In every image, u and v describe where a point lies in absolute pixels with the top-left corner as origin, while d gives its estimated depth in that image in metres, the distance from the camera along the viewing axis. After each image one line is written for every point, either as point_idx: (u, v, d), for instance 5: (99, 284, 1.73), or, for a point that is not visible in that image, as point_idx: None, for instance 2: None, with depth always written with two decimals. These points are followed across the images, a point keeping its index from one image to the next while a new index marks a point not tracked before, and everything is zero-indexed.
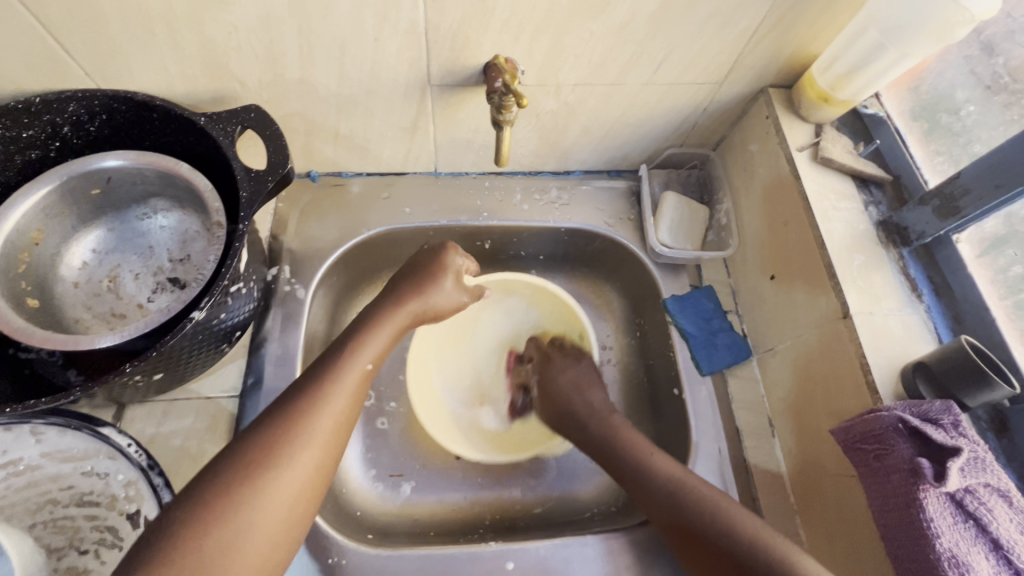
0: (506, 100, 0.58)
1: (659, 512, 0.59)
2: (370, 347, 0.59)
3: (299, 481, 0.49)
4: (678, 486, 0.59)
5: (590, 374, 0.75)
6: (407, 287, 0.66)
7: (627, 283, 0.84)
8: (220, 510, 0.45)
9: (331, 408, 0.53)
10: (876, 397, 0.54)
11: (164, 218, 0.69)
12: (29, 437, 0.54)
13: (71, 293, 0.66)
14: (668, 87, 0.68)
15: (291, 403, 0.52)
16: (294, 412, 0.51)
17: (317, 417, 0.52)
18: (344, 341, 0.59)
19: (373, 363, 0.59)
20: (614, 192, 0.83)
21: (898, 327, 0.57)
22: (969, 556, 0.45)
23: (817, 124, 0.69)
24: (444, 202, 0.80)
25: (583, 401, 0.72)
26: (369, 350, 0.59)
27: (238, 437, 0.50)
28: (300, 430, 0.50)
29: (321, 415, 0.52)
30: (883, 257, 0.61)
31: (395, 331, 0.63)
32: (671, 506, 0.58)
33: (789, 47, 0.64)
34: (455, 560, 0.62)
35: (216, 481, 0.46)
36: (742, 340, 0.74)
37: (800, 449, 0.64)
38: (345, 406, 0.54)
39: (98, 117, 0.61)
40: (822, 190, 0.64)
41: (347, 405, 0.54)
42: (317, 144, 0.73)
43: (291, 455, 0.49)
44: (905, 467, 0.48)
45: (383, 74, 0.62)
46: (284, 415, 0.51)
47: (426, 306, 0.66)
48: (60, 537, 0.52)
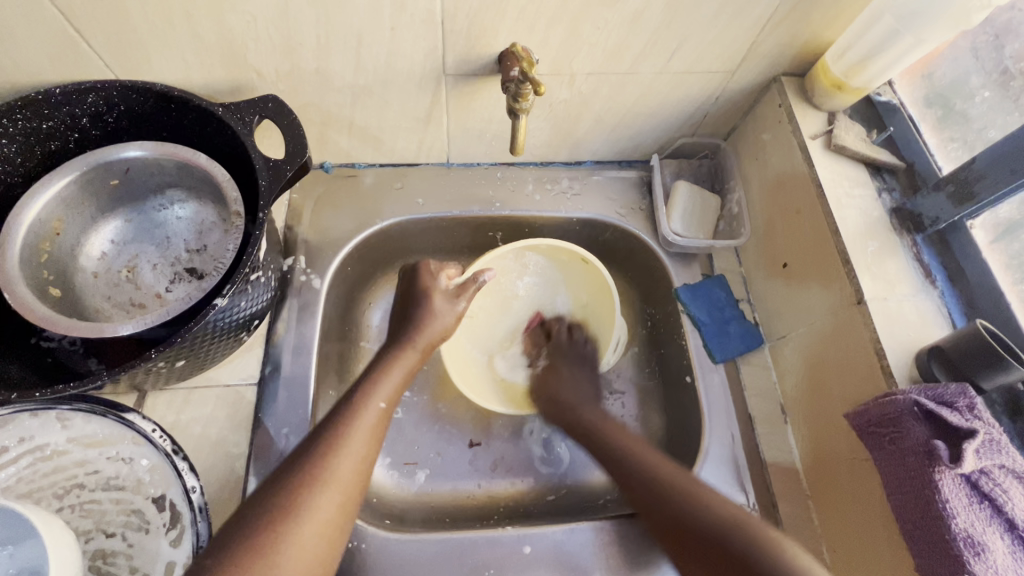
0: (523, 88, 0.59)
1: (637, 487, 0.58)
2: (383, 387, 0.59)
3: (321, 534, 0.48)
4: (656, 472, 0.58)
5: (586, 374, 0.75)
6: (414, 326, 0.65)
7: (639, 272, 0.85)
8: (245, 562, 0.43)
9: (347, 455, 0.52)
10: (891, 381, 0.54)
11: (181, 209, 0.70)
12: (55, 423, 0.55)
13: (90, 283, 0.66)
14: (681, 76, 0.68)
15: (308, 451, 0.51)
16: (312, 458, 0.50)
17: (334, 464, 0.51)
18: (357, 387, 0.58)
19: (388, 402, 0.58)
20: (625, 182, 0.84)
21: (913, 313, 0.58)
22: (984, 536, 0.46)
23: (830, 113, 0.69)
24: (456, 193, 0.81)
25: (574, 394, 0.72)
26: (381, 390, 0.58)
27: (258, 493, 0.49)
28: (319, 475, 0.49)
29: (339, 457, 0.51)
30: (897, 244, 0.61)
31: (406, 373, 0.62)
32: (646, 485, 0.57)
33: (802, 35, 0.64)
34: (473, 545, 0.63)
35: (239, 535, 0.45)
36: (754, 329, 0.75)
37: (813, 435, 0.65)
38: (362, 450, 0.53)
39: (117, 108, 0.61)
40: (835, 177, 0.65)
41: (364, 449, 0.53)
42: (332, 135, 0.73)
43: (312, 501, 0.48)
44: (921, 449, 0.49)
45: (399, 64, 0.62)
46: (303, 464, 0.50)
47: (434, 332, 0.65)
48: (88, 521, 0.53)
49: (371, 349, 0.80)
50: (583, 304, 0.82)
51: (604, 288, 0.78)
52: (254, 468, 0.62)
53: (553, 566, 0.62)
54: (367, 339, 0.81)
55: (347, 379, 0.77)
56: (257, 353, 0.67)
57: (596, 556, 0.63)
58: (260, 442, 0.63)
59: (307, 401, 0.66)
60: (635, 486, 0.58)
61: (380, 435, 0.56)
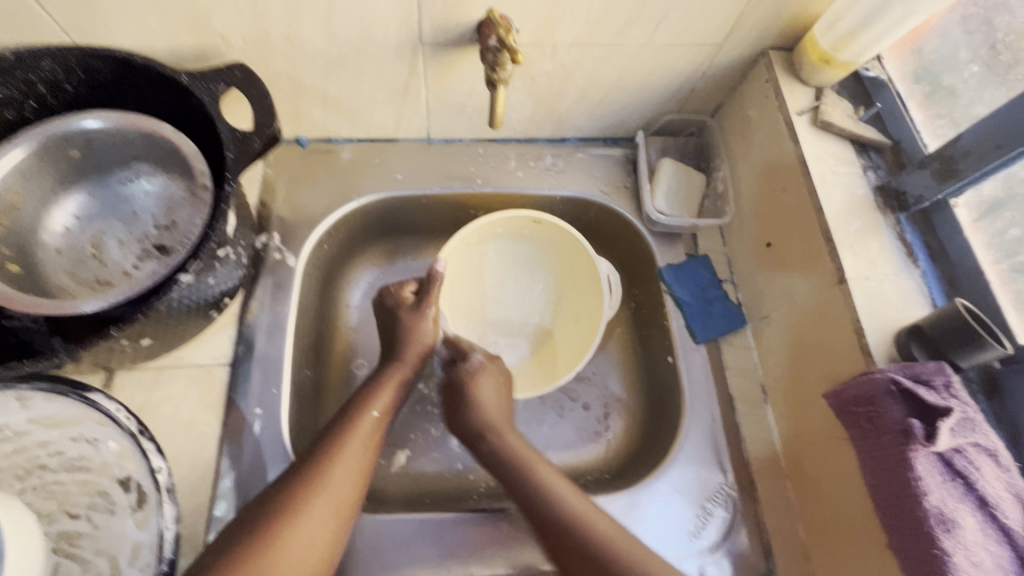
0: (501, 57, 0.57)
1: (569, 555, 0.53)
2: (376, 397, 0.62)
3: (322, 538, 0.50)
4: (570, 513, 0.54)
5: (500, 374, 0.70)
6: (405, 342, 0.68)
7: (622, 251, 0.84)
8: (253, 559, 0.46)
9: (348, 463, 0.55)
10: (870, 360, 0.54)
11: (148, 182, 0.67)
12: (14, 402, 0.53)
13: (53, 259, 0.64)
14: (667, 48, 0.66)
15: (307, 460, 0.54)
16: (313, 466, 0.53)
17: (333, 475, 0.53)
18: (353, 402, 0.61)
19: (381, 411, 0.61)
20: (610, 160, 0.82)
21: (894, 293, 0.57)
22: (956, 512, 0.46)
23: (818, 88, 0.68)
24: (436, 169, 0.79)
25: (478, 409, 0.66)
26: (376, 399, 0.61)
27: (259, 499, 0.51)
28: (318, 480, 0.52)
29: (338, 464, 0.54)
30: (881, 223, 0.60)
31: (398, 386, 0.65)
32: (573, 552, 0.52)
33: (791, 7, 0.62)
34: (451, 524, 0.63)
35: (243, 538, 0.47)
36: (736, 309, 0.74)
37: (792, 416, 0.65)
38: (360, 460, 0.56)
39: (76, 74, 0.58)
40: (821, 155, 0.64)
41: (360, 461, 0.56)
42: (306, 107, 0.71)
43: (314, 504, 0.51)
44: (897, 427, 0.49)
45: (373, 32, 0.60)
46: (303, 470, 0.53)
47: (419, 345, 0.68)
48: (51, 502, 0.51)
49: (351, 329, 0.79)
50: (566, 270, 0.80)
51: (575, 246, 0.76)
52: (227, 449, 0.60)
53: (531, 547, 0.62)
54: (346, 319, 0.79)
55: (325, 360, 0.75)
56: (229, 332, 0.66)
57: None
58: (233, 423, 0.61)
59: (281, 380, 0.65)
60: (571, 549, 0.53)
61: (376, 448, 0.59)
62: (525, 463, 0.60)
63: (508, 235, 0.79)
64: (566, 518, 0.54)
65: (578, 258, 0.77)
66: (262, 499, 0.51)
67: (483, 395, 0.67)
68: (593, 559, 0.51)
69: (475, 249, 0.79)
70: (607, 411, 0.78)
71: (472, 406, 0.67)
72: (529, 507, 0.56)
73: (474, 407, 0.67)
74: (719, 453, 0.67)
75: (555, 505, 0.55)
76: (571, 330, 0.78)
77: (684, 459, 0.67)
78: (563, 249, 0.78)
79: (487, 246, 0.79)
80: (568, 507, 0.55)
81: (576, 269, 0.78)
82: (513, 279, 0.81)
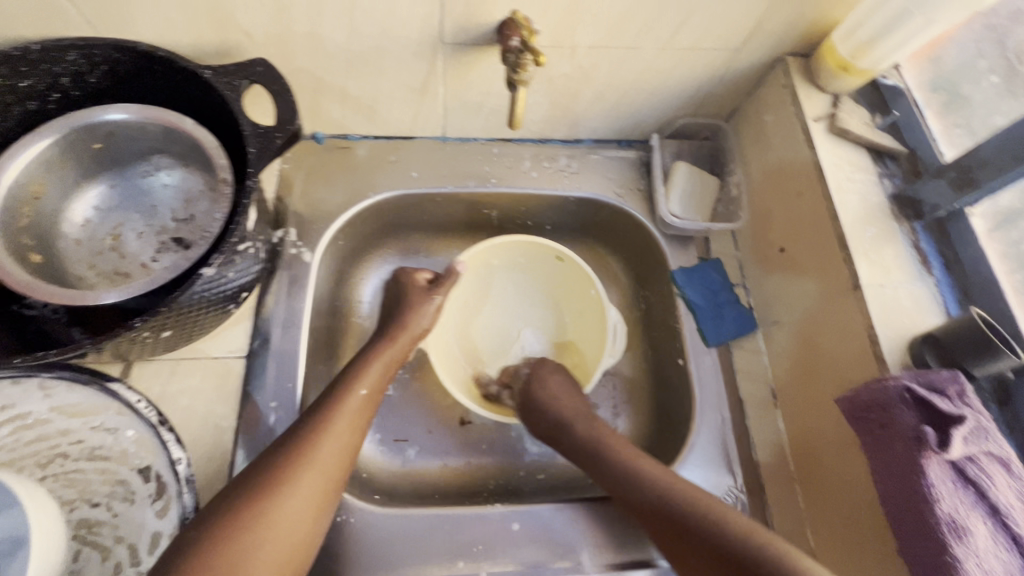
0: (523, 59, 0.57)
1: (641, 505, 0.59)
2: (367, 375, 0.61)
3: (301, 513, 0.50)
4: (706, 511, 0.55)
5: (569, 388, 0.72)
6: (399, 324, 0.69)
7: (632, 255, 0.84)
8: (230, 531, 0.46)
9: (330, 439, 0.54)
10: (883, 367, 0.54)
11: (168, 176, 0.68)
12: (37, 391, 0.54)
13: (73, 250, 0.64)
14: (685, 52, 0.67)
15: (293, 434, 0.54)
16: (296, 441, 0.53)
17: (320, 444, 0.53)
18: (342, 378, 0.61)
19: (370, 390, 0.60)
20: (624, 162, 0.82)
21: (908, 301, 0.57)
22: (968, 520, 0.47)
23: (835, 95, 0.68)
24: (452, 167, 0.79)
25: (570, 407, 0.70)
26: (365, 378, 0.61)
27: (244, 472, 0.51)
28: (300, 455, 0.52)
29: (320, 440, 0.54)
30: (895, 230, 0.61)
31: (387, 365, 0.64)
32: (650, 508, 0.58)
33: (810, 13, 0.62)
34: (461, 521, 0.63)
35: (223, 509, 0.48)
36: (748, 312, 0.74)
37: (801, 418, 0.65)
38: (348, 430, 0.56)
39: (100, 67, 0.59)
40: (836, 161, 0.64)
41: (344, 438, 0.55)
42: (324, 104, 0.71)
43: (294, 478, 0.51)
44: (910, 434, 0.50)
45: (394, 30, 0.60)
46: (288, 445, 0.53)
47: (412, 331, 0.69)
48: (71, 490, 0.52)
49: (364, 325, 0.80)
50: (561, 287, 0.83)
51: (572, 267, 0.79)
52: (243, 441, 0.61)
53: (541, 544, 0.63)
54: (358, 315, 0.80)
55: (338, 355, 0.76)
56: (245, 326, 0.66)
57: (584, 535, 0.64)
58: (249, 416, 0.62)
59: (296, 374, 0.65)
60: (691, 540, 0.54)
61: (366, 421, 0.59)
62: (613, 445, 0.65)
63: (508, 264, 0.83)
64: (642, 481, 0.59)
65: (582, 284, 0.79)
66: (246, 472, 0.51)
67: (552, 390, 0.72)
68: (682, 527, 0.55)
69: (483, 279, 0.83)
70: (616, 412, 0.79)
71: (549, 399, 0.71)
72: (650, 512, 0.58)
73: (562, 401, 0.70)
74: (728, 455, 0.68)
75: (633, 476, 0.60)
76: (587, 334, 0.81)
77: (695, 462, 0.67)
78: (571, 279, 0.81)
79: (497, 274, 0.83)
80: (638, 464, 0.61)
81: (581, 297, 0.81)
82: (515, 306, 0.84)
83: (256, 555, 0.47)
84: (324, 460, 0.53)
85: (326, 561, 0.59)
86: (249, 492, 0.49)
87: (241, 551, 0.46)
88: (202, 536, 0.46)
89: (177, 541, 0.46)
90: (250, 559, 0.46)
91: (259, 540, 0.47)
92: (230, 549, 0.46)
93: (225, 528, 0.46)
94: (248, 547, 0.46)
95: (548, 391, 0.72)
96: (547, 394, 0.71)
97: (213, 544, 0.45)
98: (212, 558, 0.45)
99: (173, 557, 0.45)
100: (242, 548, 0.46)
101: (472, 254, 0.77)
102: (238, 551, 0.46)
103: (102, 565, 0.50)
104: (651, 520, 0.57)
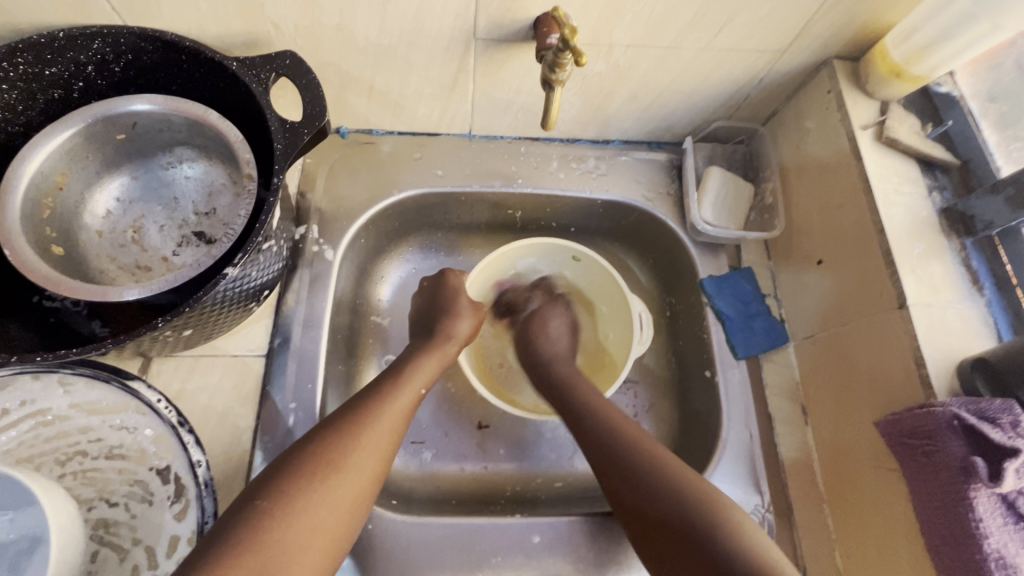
0: (562, 57, 0.55)
1: (597, 454, 0.57)
2: (420, 372, 0.61)
3: (345, 501, 0.49)
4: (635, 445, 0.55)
5: (563, 328, 0.75)
6: (449, 322, 0.69)
7: (657, 260, 0.82)
8: (278, 510, 0.45)
9: (381, 429, 0.54)
10: (929, 392, 0.52)
11: (190, 168, 0.66)
12: (57, 387, 0.53)
13: (95, 242, 0.64)
14: (727, 53, 0.64)
15: (341, 419, 0.53)
16: (346, 426, 0.52)
17: (368, 432, 0.52)
18: (391, 371, 0.61)
19: (425, 388, 0.61)
20: (654, 165, 0.80)
21: (956, 321, 0.55)
22: (1016, 557, 0.45)
23: (883, 102, 0.65)
24: (477, 166, 0.77)
25: (554, 349, 0.71)
26: (418, 375, 0.61)
27: (290, 451, 0.50)
28: (352, 441, 0.51)
29: (374, 428, 0.53)
30: (945, 247, 0.58)
31: (438, 364, 0.64)
32: (601, 445, 0.57)
33: (862, 15, 0.59)
34: (481, 531, 0.62)
35: (271, 488, 0.47)
36: (779, 325, 0.72)
37: (833, 439, 0.63)
38: (394, 419, 0.55)
39: (125, 57, 0.57)
40: (884, 172, 0.61)
41: (393, 431, 0.55)
42: (350, 98, 0.69)
43: (344, 463, 0.50)
44: (957, 464, 0.47)
45: (427, 25, 0.58)
46: (337, 429, 0.52)
47: (456, 335, 0.68)
48: (90, 489, 0.52)
49: (383, 324, 0.78)
50: (581, 287, 0.82)
51: (591, 263, 0.78)
52: (261, 442, 0.60)
53: (561, 557, 0.61)
54: (377, 313, 0.78)
55: (357, 355, 0.74)
56: (266, 324, 0.65)
57: (606, 550, 0.62)
58: (267, 416, 0.61)
59: (316, 374, 0.64)
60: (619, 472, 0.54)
61: (411, 416, 0.58)
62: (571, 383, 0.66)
63: (530, 273, 0.82)
64: (608, 429, 0.58)
65: (609, 289, 0.78)
66: (293, 451, 0.50)
67: (550, 336, 0.73)
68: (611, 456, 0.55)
69: (504, 290, 0.82)
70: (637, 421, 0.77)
71: (542, 343, 0.72)
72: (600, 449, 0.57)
73: (547, 345, 0.72)
74: (756, 471, 0.66)
75: (601, 420, 0.59)
76: (614, 330, 0.79)
77: (720, 480, 0.65)
78: (597, 285, 0.80)
79: (520, 286, 0.83)
80: (614, 416, 0.60)
81: (608, 301, 0.79)
82: None
83: (304, 540, 0.45)
84: (370, 446, 0.52)
85: (344, 568, 0.58)
86: (298, 473, 0.48)
87: (289, 533, 0.45)
88: (252, 520, 0.44)
89: (223, 520, 0.45)
90: (297, 544, 0.45)
91: (306, 523, 0.46)
92: (280, 531, 0.44)
93: (274, 507, 0.45)
94: (298, 528, 0.45)
95: (540, 334, 0.73)
96: (540, 334, 0.73)
97: (264, 523, 0.44)
98: (259, 536, 0.43)
99: (219, 535, 0.43)
100: (290, 530, 0.45)
101: (484, 263, 0.76)
102: (285, 533, 0.44)
103: (120, 565, 0.50)
104: (602, 461, 0.56)
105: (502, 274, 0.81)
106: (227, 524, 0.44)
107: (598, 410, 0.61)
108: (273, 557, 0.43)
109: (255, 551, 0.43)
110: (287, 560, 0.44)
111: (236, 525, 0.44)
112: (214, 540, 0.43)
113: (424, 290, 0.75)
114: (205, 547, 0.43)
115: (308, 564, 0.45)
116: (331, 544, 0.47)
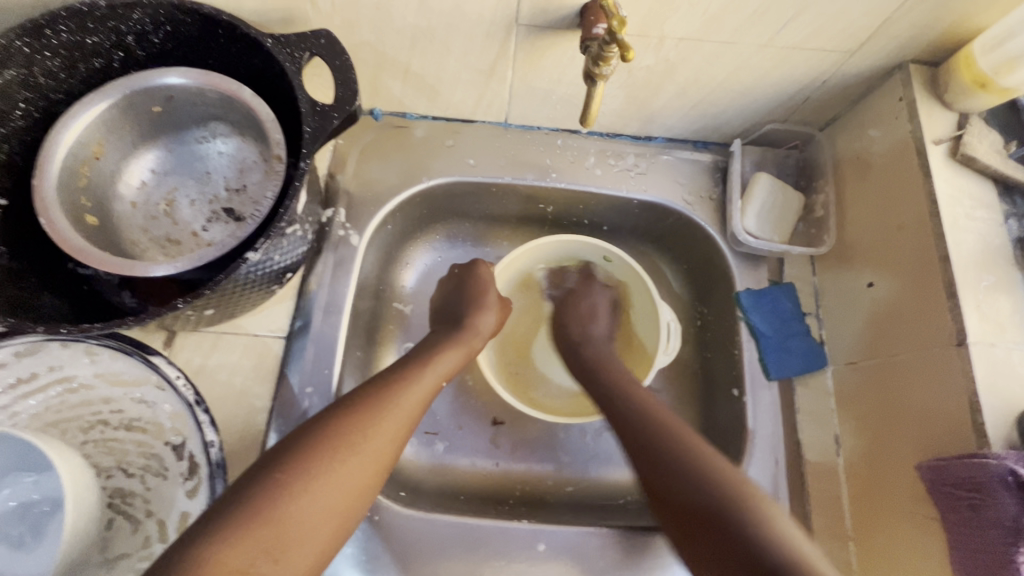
0: (607, 50, 0.50)
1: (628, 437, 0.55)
2: (442, 363, 0.60)
3: (356, 482, 0.48)
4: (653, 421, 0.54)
5: (600, 306, 0.73)
6: (473, 312, 0.67)
7: (692, 267, 0.78)
8: (289, 487, 0.45)
9: (396, 414, 0.53)
10: (982, 441, 0.48)
11: (223, 143, 0.66)
12: (84, 355, 0.55)
13: (129, 213, 0.65)
14: (788, 51, 0.59)
15: (358, 398, 0.52)
16: (362, 406, 0.52)
17: (383, 417, 0.52)
18: (412, 358, 0.60)
19: (445, 380, 0.60)
20: (697, 166, 0.75)
21: (1022, 365, 0.50)
22: None
23: (962, 115, 0.59)
24: (511, 157, 0.74)
25: (582, 331, 0.70)
26: (439, 364, 0.60)
27: (304, 426, 0.50)
28: (367, 423, 0.50)
29: (389, 413, 0.52)
30: (1017, 281, 0.53)
31: (462, 355, 0.63)
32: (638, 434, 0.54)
33: (947, 16, 0.53)
34: (486, 533, 0.61)
35: (282, 464, 0.46)
36: (819, 348, 0.67)
37: (868, 475, 0.59)
38: (412, 408, 0.54)
39: (163, 28, 0.57)
40: (956, 194, 0.56)
41: (409, 417, 0.54)
42: (386, 80, 0.67)
43: (358, 446, 0.49)
44: (1007, 524, 0.44)
45: (467, 9, 0.55)
46: (353, 408, 0.51)
47: (476, 332, 0.66)
48: (109, 458, 0.53)
49: (405, 312, 0.77)
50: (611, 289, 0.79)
51: (622, 266, 0.75)
52: (276, 423, 0.60)
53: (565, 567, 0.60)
54: (400, 300, 0.77)
55: (377, 342, 0.74)
56: (288, 305, 0.65)
57: (611, 565, 0.60)
58: (283, 398, 0.61)
59: (333, 361, 0.64)
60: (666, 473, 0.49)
61: (427, 405, 0.57)
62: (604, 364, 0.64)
63: (556, 271, 0.80)
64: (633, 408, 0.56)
65: (638, 293, 0.75)
66: (308, 426, 0.50)
67: (595, 319, 0.72)
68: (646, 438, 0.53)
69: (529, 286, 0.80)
70: None
71: (581, 325, 0.71)
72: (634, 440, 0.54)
73: (581, 325, 0.71)
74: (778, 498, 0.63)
75: (631, 409, 0.56)
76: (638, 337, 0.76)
77: None
78: (626, 288, 0.76)
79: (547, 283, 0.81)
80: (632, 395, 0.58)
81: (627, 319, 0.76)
82: None
83: (317, 520, 0.45)
84: (387, 431, 0.51)
85: (347, 556, 0.59)
86: (310, 451, 0.47)
87: (306, 510, 0.45)
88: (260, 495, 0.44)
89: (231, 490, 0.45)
90: (308, 522, 0.44)
91: (316, 501, 0.45)
92: (293, 508, 0.44)
93: (286, 484, 0.45)
94: (312, 507, 0.45)
95: (580, 313, 0.72)
96: (575, 315, 0.72)
97: (278, 499, 0.44)
98: (269, 511, 0.43)
99: (232, 503, 0.43)
100: (304, 509, 0.44)
101: (510, 258, 0.74)
102: (302, 511, 0.44)
103: (134, 536, 0.51)
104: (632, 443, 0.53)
105: (527, 270, 0.79)
106: (240, 493, 0.44)
107: (631, 394, 0.58)
108: (287, 534, 0.43)
109: (269, 525, 0.43)
110: (294, 536, 0.43)
111: (250, 495, 0.44)
112: (223, 511, 0.43)
113: (455, 279, 0.72)
114: (218, 512, 0.43)
115: (317, 543, 0.45)
116: (341, 524, 0.47)
